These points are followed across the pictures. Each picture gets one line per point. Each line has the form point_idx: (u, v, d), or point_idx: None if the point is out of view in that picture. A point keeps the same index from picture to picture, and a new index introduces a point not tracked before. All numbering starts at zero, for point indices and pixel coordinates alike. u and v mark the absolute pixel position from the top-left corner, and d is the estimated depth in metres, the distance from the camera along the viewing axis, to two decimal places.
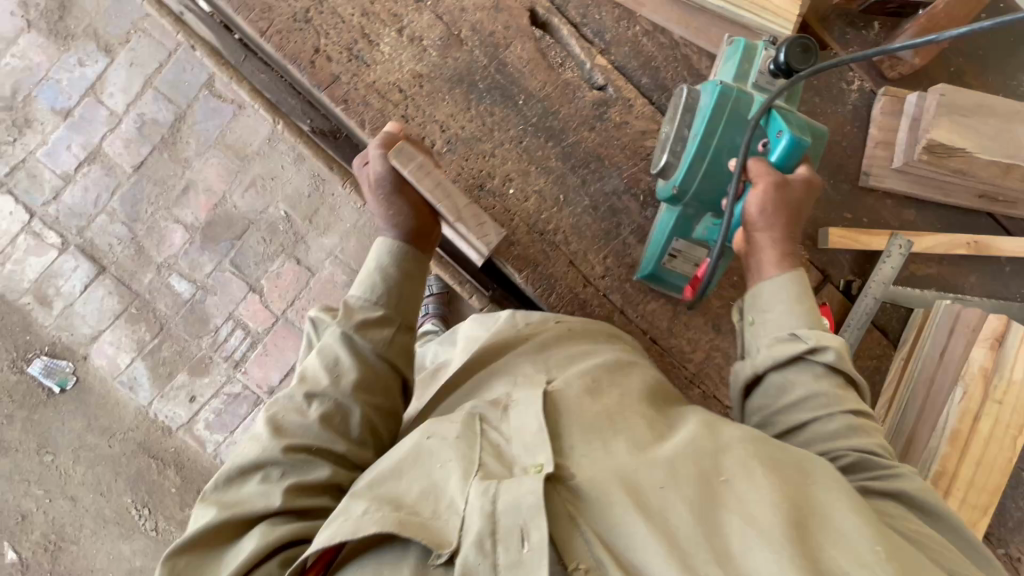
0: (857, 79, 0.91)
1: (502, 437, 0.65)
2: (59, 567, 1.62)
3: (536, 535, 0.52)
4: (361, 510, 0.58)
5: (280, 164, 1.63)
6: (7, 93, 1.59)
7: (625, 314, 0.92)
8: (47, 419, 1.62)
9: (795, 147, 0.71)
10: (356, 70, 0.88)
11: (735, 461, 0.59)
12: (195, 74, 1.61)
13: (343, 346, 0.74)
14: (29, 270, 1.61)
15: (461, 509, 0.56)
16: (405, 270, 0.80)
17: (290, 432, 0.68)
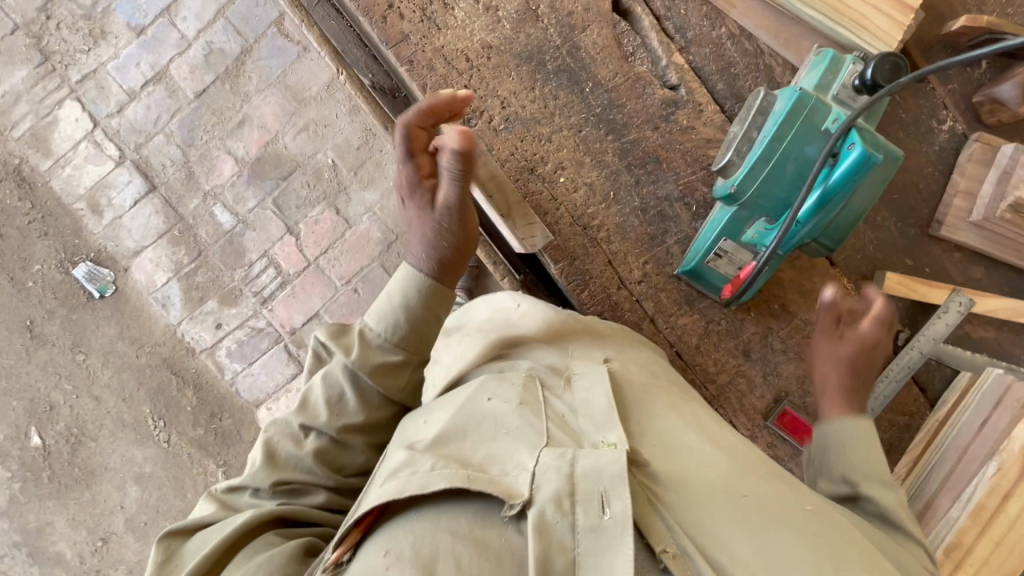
0: (950, 119, 0.90)
1: (562, 409, 0.68)
2: (78, 458, 1.74)
3: (617, 505, 0.55)
4: (428, 466, 0.60)
5: (334, 112, 1.64)
6: (88, 2, 1.63)
7: (656, 324, 0.88)
8: (84, 321, 1.70)
9: (863, 164, 0.63)
10: (427, 32, 0.83)
11: (790, 496, 0.64)
12: (267, 10, 1.62)
13: (346, 382, 0.75)
14: (85, 178, 1.67)
15: (529, 465, 0.59)
16: (430, 303, 0.76)
17: (284, 462, 0.74)
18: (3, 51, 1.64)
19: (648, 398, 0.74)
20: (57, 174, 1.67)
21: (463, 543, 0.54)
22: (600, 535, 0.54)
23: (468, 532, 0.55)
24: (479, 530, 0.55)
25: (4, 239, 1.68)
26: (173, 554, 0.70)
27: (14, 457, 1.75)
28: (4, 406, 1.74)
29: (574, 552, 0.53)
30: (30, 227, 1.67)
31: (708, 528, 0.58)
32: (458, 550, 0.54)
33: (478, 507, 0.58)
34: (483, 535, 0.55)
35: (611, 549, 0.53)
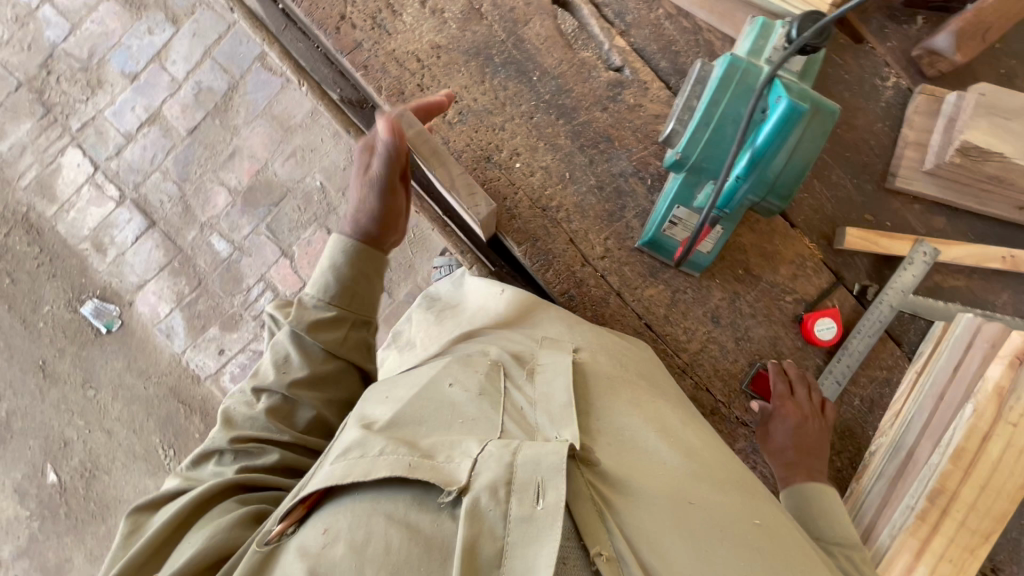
0: (892, 75, 0.97)
1: (524, 400, 0.72)
2: (93, 492, 1.78)
3: (551, 496, 0.55)
4: (378, 450, 0.61)
5: (319, 137, 1.70)
6: (84, 55, 1.73)
7: (622, 297, 0.93)
8: (93, 357, 1.76)
9: (792, 116, 0.65)
10: (378, 38, 0.93)
11: (738, 506, 0.63)
12: (251, 46, 1.70)
13: (289, 343, 0.81)
14: (89, 219, 1.75)
15: (473, 453, 0.60)
16: (362, 265, 0.86)
17: (238, 423, 0.79)
18: (9, 108, 1.74)
19: (613, 397, 0.74)
20: (63, 218, 1.75)
21: (397, 527, 0.56)
22: (532, 525, 0.53)
23: (402, 515, 0.57)
24: (413, 518, 0.56)
25: (16, 283, 1.75)
26: (140, 523, 0.72)
27: (32, 495, 1.79)
28: (21, 445, 1.79)
29: (504, 541, 0.53)
30: (39, 270, 1.75)
31: (651, 534, 0.58)
32: (390, 532, 0.55)
33: (415, 492, 0.59)
34: (415, 521, 0.56)
35: (538, 541, 0.52)
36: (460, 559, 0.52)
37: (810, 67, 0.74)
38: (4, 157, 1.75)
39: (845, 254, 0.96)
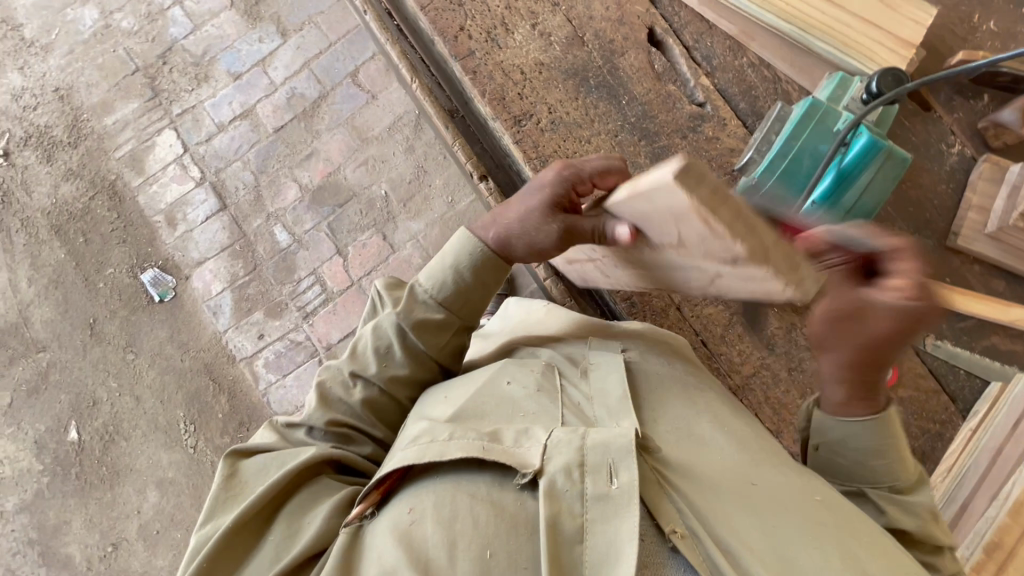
0: (958, 143, 0.97)
1: (580, 396, 0.69)
2: (107, 456, 1.79)
3: (625, 475, 0.55)
4: (448, 435, 0.61)
5: (392, 151, 1.84)
6: (199, 53, 1.93)
7: (682, 311, 0.95)
8: (141, 322, 1.84)
9: (872, 149, 0.79)
10: (490, 49, 1.01)
11: (800, 487, 0.63)
12: (346, 64, 1.88)
13: (393, 336, 0.79)
14: (167, 195, 1.88)
15: (542, 440, 0.59)
16: (479, 278, 0.81)
17: (334, 405, 0.78)
18: (122, 88, 1.93)
19: (665, 381, 0.73)
20: (145, 190, 1.89)
21: (482, 507, 0.56)
22: (609, 504, 0.54)
23: (487, 496, 0.57)
24: (495, 500, 0.57)
25: (88, 243, 1.87)
26: (238, 471, 0.70)
27: (49, 449, 1.81)
28: (52, 398, 1.83)
29: (584, 518, 0.54)
30: (112, 234, 1.87)
31: (717, 513, 0.58)
32: (477, 509, 0.56)
33: (493, 475, 0.59)
34: (499, 502, 0.56)
35: (618, 516, 0.53)
36: (546, 535, 0.52)
37: (888, 113, 0.83)
38: (106, 129, 1.92)
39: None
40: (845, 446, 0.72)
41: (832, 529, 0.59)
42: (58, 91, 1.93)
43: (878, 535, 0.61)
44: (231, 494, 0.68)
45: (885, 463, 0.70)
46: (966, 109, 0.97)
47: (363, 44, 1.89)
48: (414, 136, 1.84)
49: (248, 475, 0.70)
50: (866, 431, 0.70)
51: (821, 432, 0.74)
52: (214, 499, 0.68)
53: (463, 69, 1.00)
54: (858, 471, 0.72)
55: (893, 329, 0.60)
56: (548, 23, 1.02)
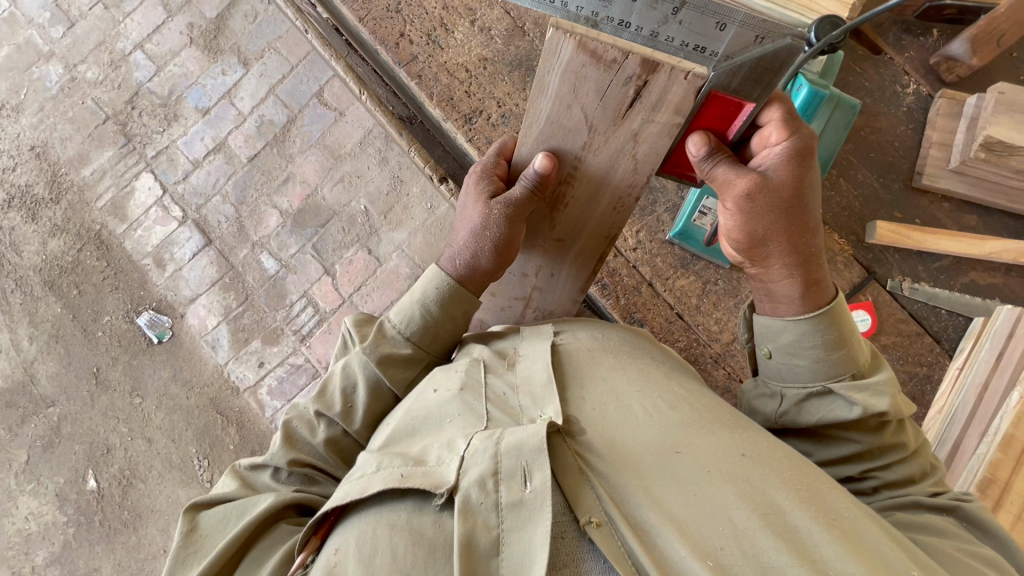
0: (913, 83, 1.29)
1: (504, 390, 0.79)
2: (128, 500, 1.82)
3: (538, 478, 0.63)
4: (374, 468, 0.70)
5: (366, 165, 1.84)
6: (165, 93, 1.94)
7: (654, 287, 1.18)
8: (143, 365, 1.86)
9: (813, 97, 0.91)
10: (432, 51, 1.25)
11: (727, 445, 0.70)
12: (311, 85, 1.89)
13: (360, 376, 0.88)
14: (153, 237, 1.90)
15: (460, 453, 0.68)
16: (446, 309, 0.91)
17: (300, 446, 0.88)
18: (95, 138, 1.95)
19: (594, 370, 0.82)
20: (131, 236, 1.91)
21: (401, 535, 0.64)
22: (523, 509, 0.62)
23: (406, 524, 0.65)
24: (415, 523, 0.65)
25: (82, 294, 1.90)
26: (197, 525, 0.81)
27: (71, 500, 1.84)
28: (67, 451, 1.86)
29: (499, 530, 0.62)
30: (104, 282, 1.90)
31: (640, 487, 0.66)
32: (397, 540, 0.64)
33: (412, 502, 0.67)
34: (418, 527, 0.65)
35: (532, 522, 0.61)
36: (461, 551, 0.60)
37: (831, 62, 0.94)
38: (85, 180, 1.94)
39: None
40: (798, 344, 0.82)
41: (758, 479, 0.66)
42: (35, 149, 1.96)
43: (805, 479, 0.67)
44: (191, 550, 0.78)
45: (839, 354, 0.80)
46: (916, 48, 1.30)
47: (324, 63, 1.90)
48: (386, 148, 1.85)
49: (205, 528, 0.80)
50: (818, 323, 0.81)
51: (774, 338, 0.85)
52: (176, 554, 0.78)
53: (409, 72, 1.24)
54: (819, 369, 0.81)
55: (792, 173, 0.78)
56: (486, 19, 1.26)
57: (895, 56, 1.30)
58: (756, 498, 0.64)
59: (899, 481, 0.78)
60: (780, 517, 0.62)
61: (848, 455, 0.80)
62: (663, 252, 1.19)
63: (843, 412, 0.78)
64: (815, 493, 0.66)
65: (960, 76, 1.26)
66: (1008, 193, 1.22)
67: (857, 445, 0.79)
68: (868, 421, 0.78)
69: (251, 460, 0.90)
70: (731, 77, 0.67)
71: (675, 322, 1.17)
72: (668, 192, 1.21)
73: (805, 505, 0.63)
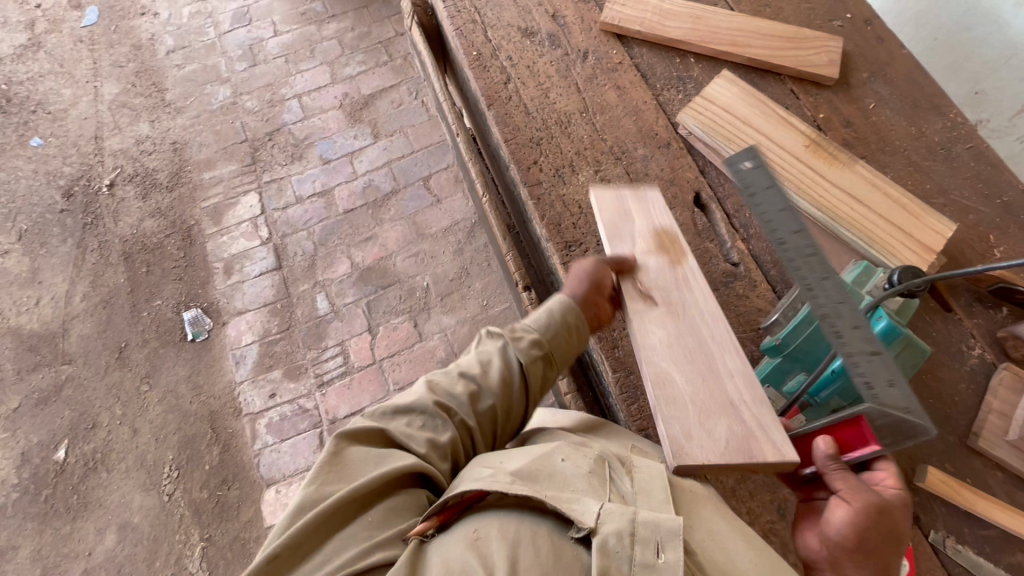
0: (978, 346, 1.03)
1: (627, 488, 0.63)
2: (84, 485, 1.75)
3: (672, 554, 0.54)
4: (507, 481, 0.60)
5: (443, 249, 1.99)
6: (301, 137, 2.23)
7: None
8: (167, 356, 1.90)
9: (892, 332, 0.82)
10: None
11: None
12: (423, 169, 2.13)
13: (496, 353, 0.79)
14: (233, 247, 2.05)
15: (596, 506, 0.57)
16: (568, 323, 0.81)
17: (440, 394, 0.74)
18: (227, 152, 2.21)
19: (695, 506, 0.65)
20: (215, 239, 2.07)
21: (534, 556, 0.54)
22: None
23: (539, 543, 0.56)
24: (548, 546, 0.56)
25: (148, 274, 2.02)
26: (343, 452, 0.68)
27: (31, 464, 1.78)
28: (56, 412, 1.85)
29: None
30: (171, 270, 2.02)
31: None
32: (531, 555, 0.55)
33: (549, 524, 0.58)
34: (558, 549, 0.56)
35: None
36: None
37: (910, 304, 0.89)
38: (202, 182, 2.17)
39: (922, 494, 0.94)
40: None
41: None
42: (175, 145, 2.23)
43: None
44: (330, 479, 0.65)
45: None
46: None
47: (440, 157, 2.16)
48: (465, 241, 2.00)
49: (351, 462, 0.67)
50: None
51: None
52: (318, 468, 0.66)
53: (528, 195, 1.07)
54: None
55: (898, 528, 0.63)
56: (609, 171, 1.09)
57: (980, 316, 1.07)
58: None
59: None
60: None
61: None
62: None
63: None
64: None
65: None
66: None
67: None
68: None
69: (387, 403, 0.75)
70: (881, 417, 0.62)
71: None
72: None
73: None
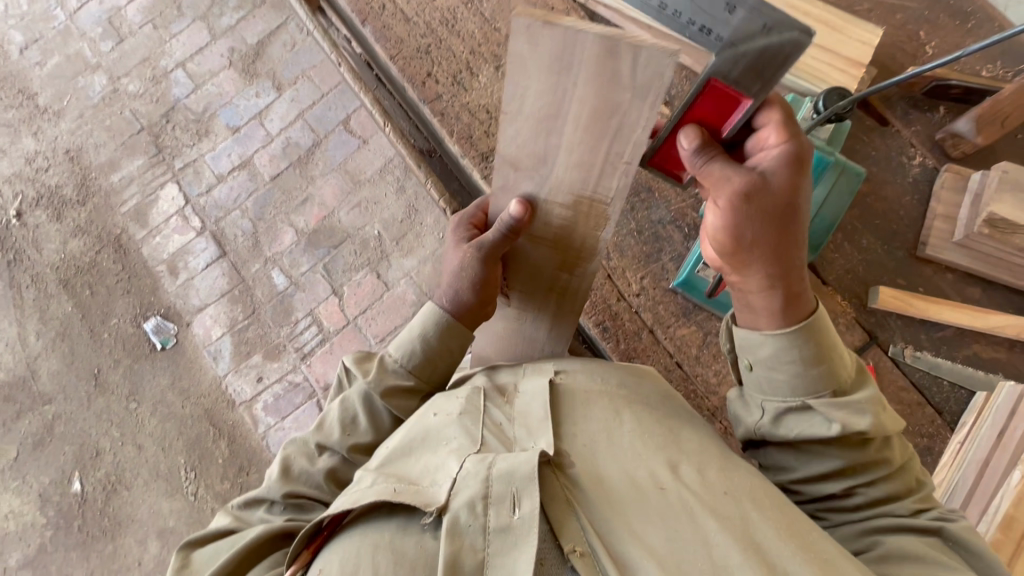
0: (920, 155, 1.16)
1: (500, 418, 0.77)
2: (109, 507, 1.79)
3: (525, 506, 0.64)
4: (370, 482, 0.71)
5: (384, 192, 1.89)
6: (200, 110, 2.03)
7: (654, 334, 1.14)
8: (144, 369, 1.87)
9: None
10: (456, 92, 1.28)
11: (708, 484, 0.70)
12: (338, 112, 1.97)
13: (359, 406, 0.89)
14: (170, 245, 1.95)
15: (451, 478, 0.68)
16: (444, 342, 0.91)
17: (295, 476, 0.87)
18: (128, 146, 2.03)
19: (588, 404, 0.79)
20: (149, 242, 1.96)
21: (387, 553, 0.65)
22: (509, 534, 0.63)
23: (392, 542, 0.66)
24: (397, 546, 0.65)
25: (94, 295, 1.93)
26: (190, 561, 0.81)
27: (52, 502, 1.81)
28: (56, 450, 1.85)
29: (485, 552, 0.63)
30: (116, 285, 1.93)
31: (623, 520, 0.67)
32: (385, 553, 0.65)
33: (399, 521, 0.68)
34: (400, 545, 0.66)
35: (517, 548, 0.62)
36: (448, 569, 0.61)
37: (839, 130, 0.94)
38: (113, 185, 2.01)
39: (880, 313, 1.14)
40: (776, 358, 0.81)
41: (741, 513, 0.66)
42: (69, 153, 2.04)
43: (784, 513, 0.68)
44: None
45: (819, 369, 0.80)
46: (924, 121, 1.16)
47: (353, 93, 1.98)
48: (404, 177, 1.90)
49: (198, 564, 0.81)
50: (796, 339, 0.80)
51: (754, 351, 0.83)
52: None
53: None
54: (798, 385, 0.81)
55: (785, 180, 0.74)
56: None
57: (905, 126, 1.16)
58: (741, 534, 0.64)
59: (876, 491, 0.79)
60: (762, 554, 0.63)
61: (828, 471, 0.81)
62: (665, 300, 1.14)
63: (822, 430, 0.79)
64: (800, 530, 0.66)
65: (965, 151, 1.14)
66: (1014, 269, 1.09)
67: (837, 460, 0.80)
68: (852, 438, 0.79)
69: (243, 497, 0.89)
70: (732, 67, 0.63)
71: (674, 371, 1.13)
72: (674, 242, 1.16)
73: (786, 540, 0.64)
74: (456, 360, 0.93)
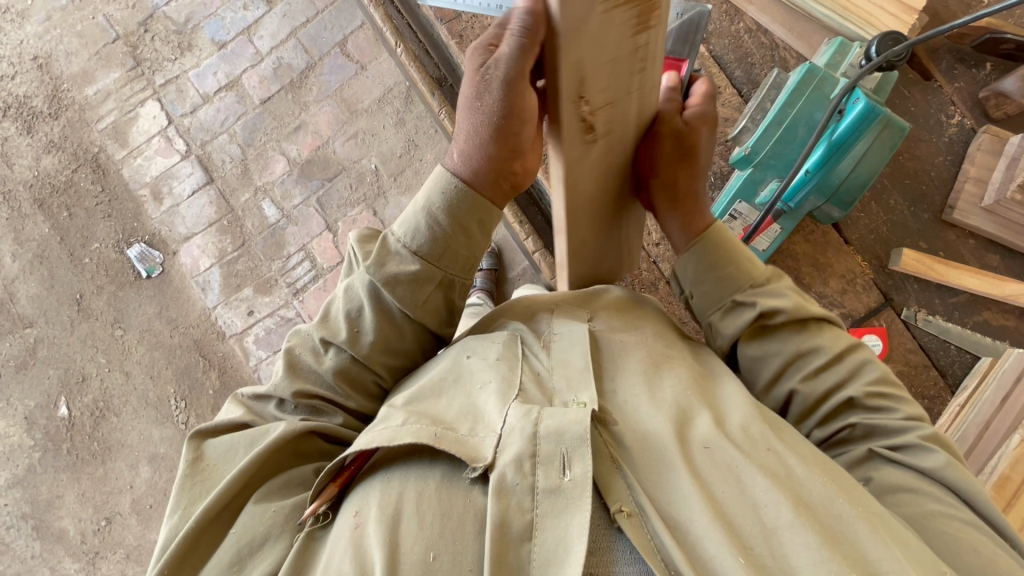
0: (958, 114, 1.07)
1: (542, 366, 0.69)
2: (98, 432, 1.78)
3: (577, 468, 0.55)
4: (400, 421, 0.62)
5: (382, 123, 1.79)
6: (182, 20, 1.87)
7: (671, 285, 1.09)
8: (129, 297, 1.81)
9: (870, 114, 0.85)
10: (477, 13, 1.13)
11: (753, 434, 0.62)
12: (334, 33, 1.83)
13: (365, 298, 0.71)
14: (153, 168, 1.84)
15: (497, 430, 0.59)
16: (456, 219, 0.70)
17: (304, 375, 0.73)
18: (103, 57, 1.87)
19: (627, 360, 0.71)
20: (129, 163, 1.85)
21: (429, 503, 0.57)
22: (560, 498, 0.54)
23: (435, 492, 0.58)
24: (436, 497, 0.58)
25: (72, 217, 1.84)
26: (203, 454, 0.69)
27: (39, 425, 1.80)
28: (40, 374, 1.82)
29: (533, 514, 0.54)
30: (96, 208, 1.84)
31: (669, 480, 0.57)
32: (423, 506, 0.57)
33: (443, 470, 0.60)
34: (446, 498, 0.57)
35: (568, 513, 0.53)
36: (492, 534, 0.53)
37: (887, 79, 0.90)
38: (88, 99, 1.86)
39: (897, 275, 1.06)
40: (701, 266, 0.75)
41: (787, 471, 0.58)
42: (38, 60, 1.87)
43: (837, 475, 0.59)
44: (196, 484, 0.67)
45: (733, 266, 0.73)
46: (967, 78, 1.07)
47: (351, 12, 1.83)
48: (404, 109, 1.79)
49: (213, 460, 0.68)
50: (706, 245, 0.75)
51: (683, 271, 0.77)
52: (180, 484, 0.67)
53: (450, 31, 1.12)
54: (727, 283, 0.73)
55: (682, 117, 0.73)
56: None
57: (946, 83, 1.07)
58: (787, 488, 0.56)
59: (826, 395, 0.70)
60: (816, 515, 0.54)
61: (776, 373, 0.72)
62: None
63: (748, 316, 0.71)
64: (854, 491, 0.58)
65: (1008, 114, 1.05)
66: None
67: (781, 355, 0.71)
68: (775, 329, 0.72)
69: (254, 388, 0.77)
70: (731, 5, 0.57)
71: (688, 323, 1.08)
72: None
73: (838, 498, 0.56)
74: (475, 247, 0.73)
